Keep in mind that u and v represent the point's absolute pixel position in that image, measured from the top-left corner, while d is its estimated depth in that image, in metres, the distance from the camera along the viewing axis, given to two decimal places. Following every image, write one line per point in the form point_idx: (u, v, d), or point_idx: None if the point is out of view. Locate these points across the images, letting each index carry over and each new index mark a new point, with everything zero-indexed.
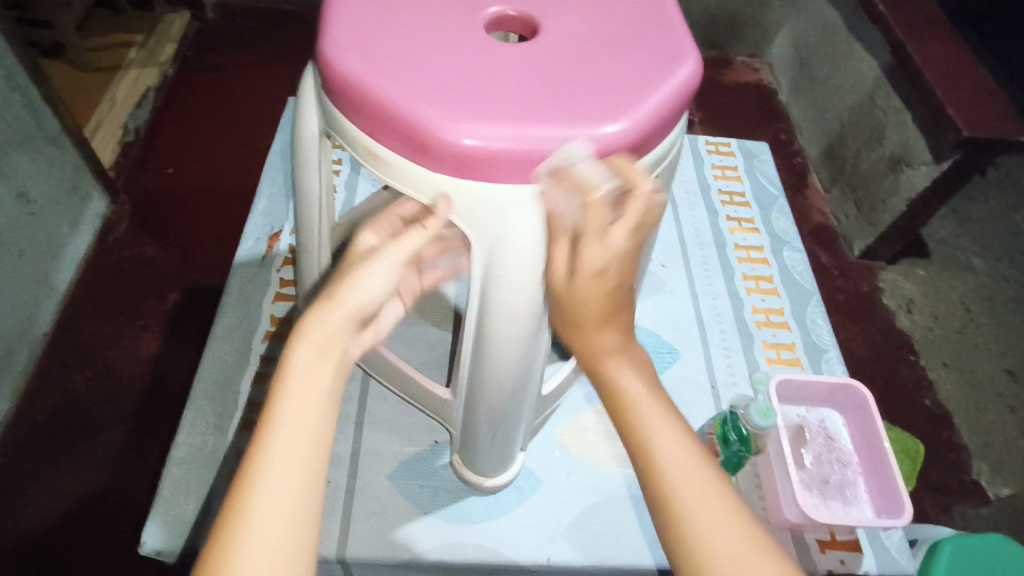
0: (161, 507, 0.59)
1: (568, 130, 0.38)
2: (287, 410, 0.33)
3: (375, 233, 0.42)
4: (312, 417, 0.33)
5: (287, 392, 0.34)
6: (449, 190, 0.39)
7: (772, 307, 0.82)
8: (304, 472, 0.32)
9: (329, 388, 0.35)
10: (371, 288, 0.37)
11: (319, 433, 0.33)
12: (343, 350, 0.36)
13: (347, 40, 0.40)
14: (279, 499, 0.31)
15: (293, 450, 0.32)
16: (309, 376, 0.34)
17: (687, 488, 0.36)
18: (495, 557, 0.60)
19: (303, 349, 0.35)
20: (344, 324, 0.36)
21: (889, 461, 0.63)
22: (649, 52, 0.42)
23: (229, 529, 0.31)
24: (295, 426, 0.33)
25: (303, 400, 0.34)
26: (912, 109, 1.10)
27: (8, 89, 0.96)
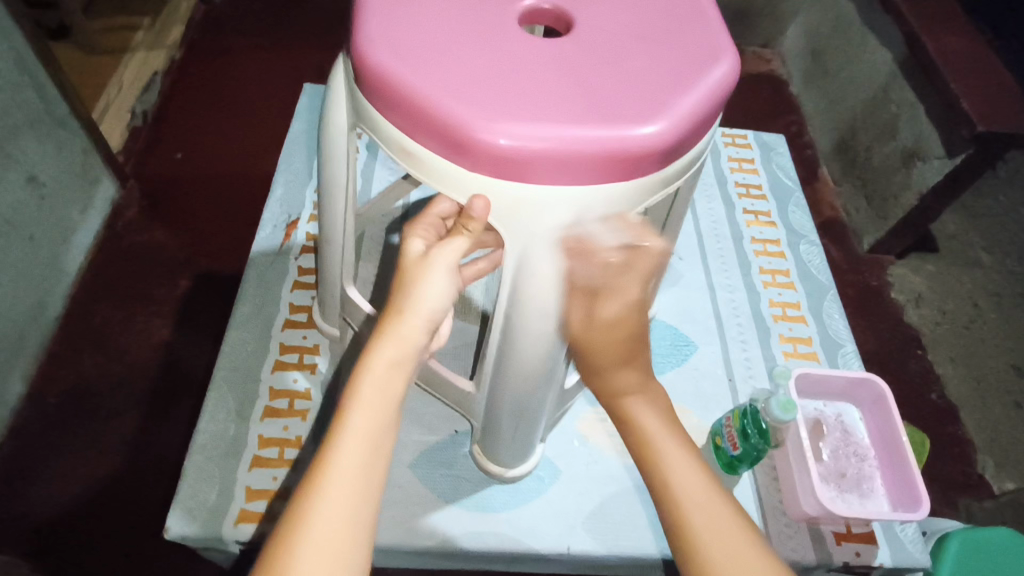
0: (184, 494, 0.59)
1: (605, 131, 0.37)
2: (354, 419, 0.38)
3: (421, 236, 0.46)
4: (380, 422, 0.39)
5: (359, 398, 0.39)
6: (484, 190, 0.39)
7: (788, 301, 0.82)
8: (365, 479, 0.37)
9: (394, 397, 0.40)
10: (434, 299, 0.42)
11: (383, 438, 0.39)
12: (409, 361, 0.41)
13: (380, 34, 0.39)
14: (341, 502, 0.35)
15: (356, 458, 0.37)
16: (376, 391, 0.39)
17: (704, 530, 0.37)
18: (516, 545, 0.61)
19: (377, 360, 0.40)
20: (414, 334, 0.41)
21: (907, 457, 0.63)
22: (686, 49, 0.41)
23: (294, 525, 0.34)
24: (363, 432, 0.38)
25: (373, 408, 0.39)
26: (924, 102, 1.10)
27: (19, 71, 0.96)
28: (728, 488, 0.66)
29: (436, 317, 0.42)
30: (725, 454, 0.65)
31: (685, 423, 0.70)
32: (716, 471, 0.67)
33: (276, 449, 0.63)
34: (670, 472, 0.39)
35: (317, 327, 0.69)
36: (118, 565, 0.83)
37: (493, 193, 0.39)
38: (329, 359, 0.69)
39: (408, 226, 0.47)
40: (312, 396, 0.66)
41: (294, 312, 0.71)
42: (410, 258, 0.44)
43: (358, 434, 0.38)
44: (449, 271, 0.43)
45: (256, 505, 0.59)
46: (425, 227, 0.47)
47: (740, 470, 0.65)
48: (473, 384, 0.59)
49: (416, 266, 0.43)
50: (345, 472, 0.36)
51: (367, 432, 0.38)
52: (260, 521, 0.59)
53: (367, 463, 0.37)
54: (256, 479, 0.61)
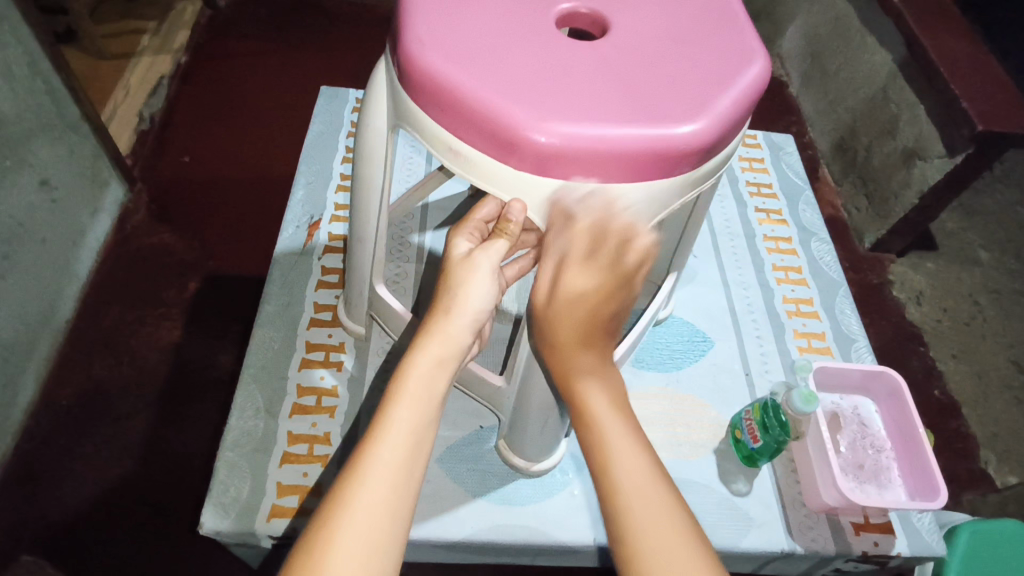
0: (216, 491, 0.60)
1: (649, 129, 0.38)
2: (400, 410, 0.40)
3: (466, 239, 0.48)
4: (423, 416, 0.40)
5: (404, 390, 0.41)
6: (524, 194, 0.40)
7: (802, 297, 0.83)
8: (404, 467, 0.38)
9: (437, 393, 0.42)
10: (478, 298, 0.45)
11: (424, 431, 0.40)
12: (452, 359, 0.43)
13: (427, 36, 0.40)
14: (381, 485, 0.37)
15: (398, 447, 0.38)
16: (420, 384, 0.41)
17: (640, 507, 0.37)
18: (543, 538, 0.62)
19: (422, 354, 0.42)
20: (458, 331, 0.44)
21: (924, 449, 0.64)
22: (719, 51, 0.42)
23: (339, 503, 0.36)
24: (407, 423, 0.39)
25: (416, 401, 0.40)
26: (923, 102, 1.11)
27: (32, 75, 0.97)
28: (748, 480, 0.67)
29: (480, 317, 0.45)
30: (745, 446, 0.67)
31: (704, 417, 0.72)
32: (736, 464, 0.68)
33: (305, 445, 0.64)
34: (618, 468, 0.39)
35: (343, 325, 0.71)
36: (134, 565, 0.84)
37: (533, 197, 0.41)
38: (355, 357, 0.70)
39: (452, 229, 0.49)
40: (339, 393, 0.67)
41: (319, 311, 0.72)
42: (454, 258, 0.47)
43: (401, 425, 0.39)
44: (490, 271, 0.45)
45: (287, 500, 0.60)
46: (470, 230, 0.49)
47: (760, 462, 0.67)
48: (503, 378, 0.60)
49: (460, 266, 0.45)
50: (388, 457, 0.38)
51: (409, 422, 0.40)
52: (292, 515, 0.60)
53: (408, 454, 0.38)
54: (286, 475, 0.62)
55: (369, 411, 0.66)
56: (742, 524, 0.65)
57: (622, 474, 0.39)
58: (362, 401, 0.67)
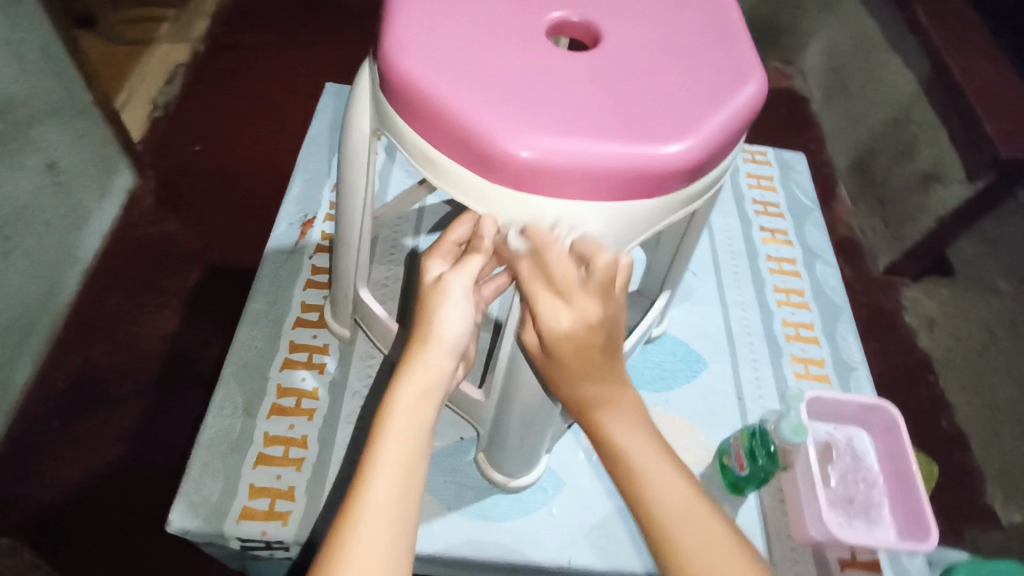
0: (187, 489, 0.59)
1: (634, 148, 0.37)
2: (386, 450, 0.38)
3: (440, 259, 0.45)
4: (412, 449, 0.38)
5: (389, 426, 0.39)
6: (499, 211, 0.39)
7: (802, 321, 0.81)
8: (396, 509, 0.36)
9: (425, 424, 0.40)
10: (456, 322, 0.42)
11: (415, 465, 0.38)
12: (436, 389, 0.41)
13: (408, 40, 0.39)
14: (375, 531, 0.35)
15: (389, 490, 0.37)
16: (405, 419, 0.39)
17: (688, 541, 0.36)
18: (518, 556, 0.60)
19: (406, 386, 0.40)
20: (440, 360, 0.42)
21: (918, 487, 0.62)
22: (714, 68, 0.41)
23: (332, 557, 0.35)
24: (395, 463, 0.38)
25: (403, 437, 0.39)
26: (947, 125, 1.09)
27: (45, 59, 0.97)
28: (733, 508, 0.65)
29: (458, 343, 0.42)
30: (731, 473, 0.65)
31: (692, 440, 0.69)
32: (722, 491, 0.66)
33: (281, 447, 0.63)
34: (648, 485, 0.38)
35: (329, 327, 0.70)
36: (117, 554, 0.83)
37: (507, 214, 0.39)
38: (338, 360, 0.69)
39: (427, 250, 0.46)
40: (319, 396, 0.66)
41: (305, 311, 0.71)
42: (428, 284, 0.44)
43: (389, 465, 0.38)
44: (464, 294, 0.43)
45: (258, 503, 0.59)
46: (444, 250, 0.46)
47: (746, 490, 0.65)
48: (482, 392, 0.58)
49: (433, 292, 0.43)
50: (379, 498, 0.36)
51: (398, 459, 0.38)
52: (262, 518, 0.59)
53: (400, 496, 0.37)
54: (260, 476, 0.61)
55: (349, 416, 0.65)
56: None
57: (657, 485, 0.38)
58: (343, 405, 0.66)
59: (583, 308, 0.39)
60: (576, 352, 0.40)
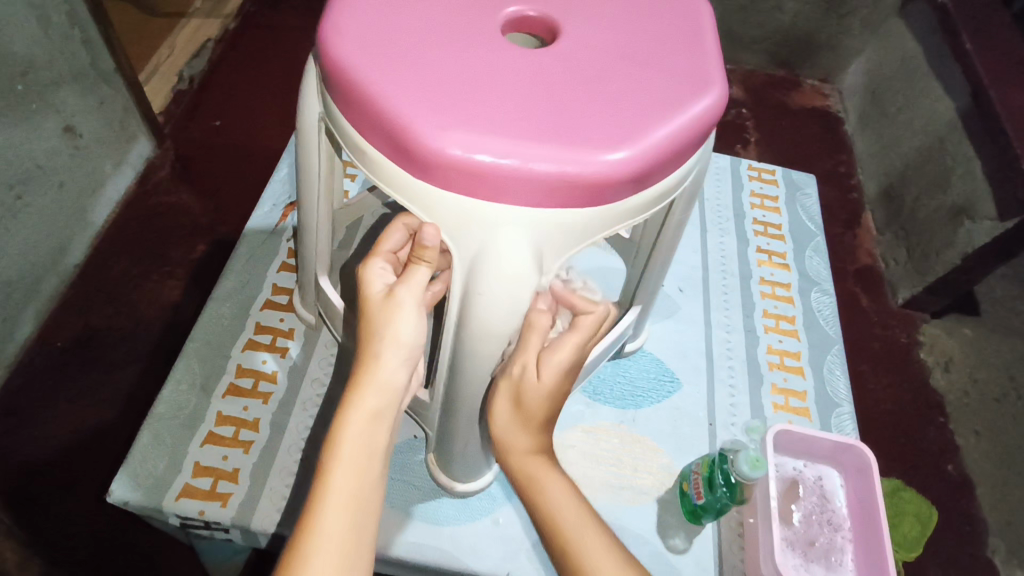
0: (134, 462, 0.59)
1: (567, 152, 0.35)
2: (338, 477, 0.39)
3: (381, 273, 0.46)
4: (364, 476, 0.40)
5: (341, 453, 0.40)
6: (425, 213, 0.37)
7: (788, 349, 0.78)
8: (350, 535, 0.38)
9: (378, 447, 0.41)
10: (408, 332, 0.43)
11: (369, 490, 0.40)
12: (389, 409, 0.43)
13: (348, 25, 0.37)
14: (328, 560, 0.37)
15: (342, 518, 0.38)
16: (359, 444, 0.41)
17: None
18: (455, 564, 0.59)
19: (357, 412, 0.41)
20: (391, 378, 0.43)
21: (882, 536, 0.58)
22: (670, 76, 0.38)
23: None
24: (348, 490, 0.39)
25: (354, 463, 0.40)
26: (983, 160, 1.04)
27: (70, 23, 0.99)
28: (688, 537, 0.63)
29: (411, 352, 0.44)
30: (689, 501, 0.62)
31: (653, 462, 0.67)
32: (678, 518, 0.64)
33: (232, 428, 0.62)
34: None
35: (296, 311, 0.69)
36: (98, 514, 0.84)
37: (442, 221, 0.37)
38: (302, 345, 0.68)
39: (363, 263, 0.46)
40: (277, 379, 0.66)
41: (275, 293, 0.71)
42: (374, 299, 0.44)
43: (342, 493, 0.39)
44: (416, 307, 0.44)
45: (200, 482, 0.59)
46: (381, 265, 0.46)
47: (703, 520, 0.62)
48: (429, 393, 0.57)
49: (382, 308, 0.43)
50: (332, 528, 0.38)
51: (350, 487, 0.39)
52: (204, 497, 0.58)
53: (352, 523, 0.38)
54: (206, 455, 0.60)
55: (304, 403, 0.64)
56: None
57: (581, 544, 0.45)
58: (300, 390, 0.65)
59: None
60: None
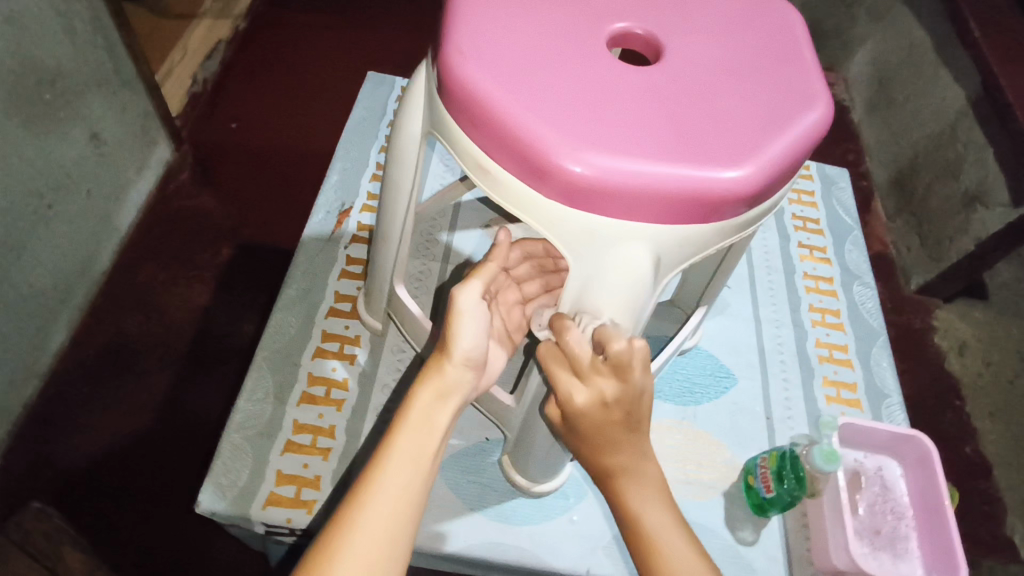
0: (216, 472, 0.60)
1: (692, 170, 0.36)
2: (402, 441, 0.41)
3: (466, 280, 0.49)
4: (424, 448, 0.42)
5: (406, 424, 0.42)
6: (545, 228, 0.38)
7: (836, 343, 0.80)
8: (405, 494, 0.40)
9: (439, 426, 0.43)
10: (468, 337, 0.45)
11: (425, 463, 0.41)
12: (454, 396, 0.44)
13: (471, 48, 0.38)
14: (382, 512, 0.38)
15: (400, 478, 0.40)
16: (423, 417, 0.43)
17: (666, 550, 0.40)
18: (536, 561, 0.60)
19: (425, 389, 0.44)
20: (457, 368, 0.45)
21: (947, 523, 0.61)
22: (779, 92, 0.40)
23: (339, 531, 0.38)
24: (409, 455, 0.41)
25: (418, 432, 0.42)
26: (993, 145, 1.06)
27: (93, 30, 0.98)
28: (756, 529, 0.65)
29: (472, 359, 0.45)
30: (757, 494, 0.64)
31: (717, 457, 0.69)
32: (745, 511, 0.66)
33: (309, 436, 0.63)
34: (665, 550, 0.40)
35: (361, 318, 0.70)
36: (141, 520, 0.85)
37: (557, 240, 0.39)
38: (369, 352, 0.69)
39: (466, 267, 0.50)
40: (348, 386, 0.67)
41: (338, 301, 0.72)
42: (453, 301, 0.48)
43: (404, 456, 0.41)
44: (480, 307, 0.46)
45: (284, 490, 0.60)
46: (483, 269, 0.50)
47: (770, 513, 0.64)
48: (513, 397, 0.59)
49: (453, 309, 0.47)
50: (388, 489, 0.39)
51: (412, 455, 0.41)
52: (286, 505, 0.59)
53: (409, 485, 0.40)
54: (287, 464, 0.62)
55: (376, 411, 0.66)
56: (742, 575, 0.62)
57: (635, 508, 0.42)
58: (371, 397, 0.66)
59: (597, 387, 0.40)
60: (596, 426, 0.41)
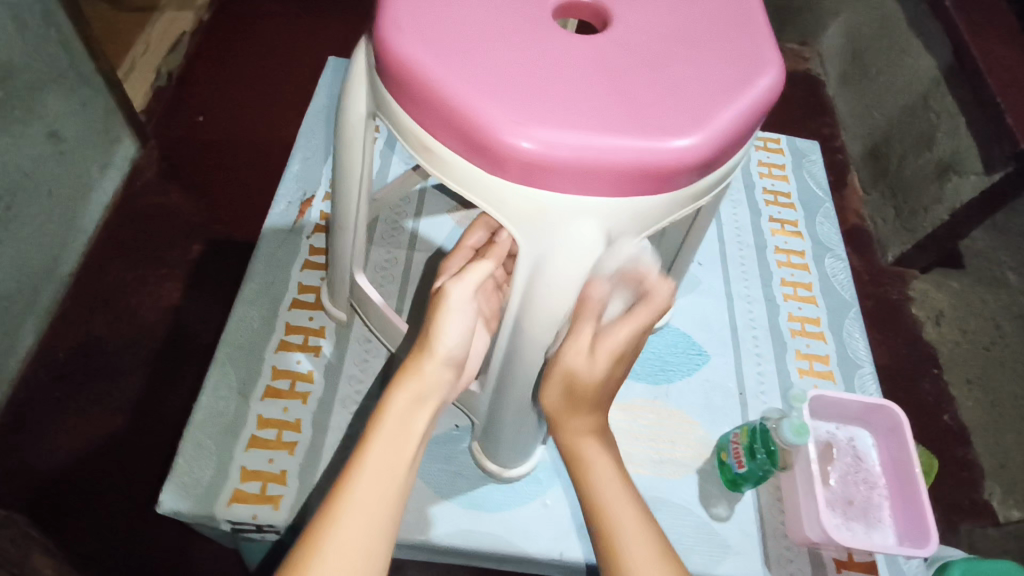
0: (178, 472, 0.58)
1: (640, 141, 0.35)
2: (380, 443, 0.41)
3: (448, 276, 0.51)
4: (401, 453, 0.41)
5: (383, 425, 0.42)
6: (491, 206, 0.37)
7: (808, 316, 0.79)
8: (384, 496, 0.39)
9: (417, 427, 0.43)
10: (453, 334, 0.46)
11: (402, 468, 0.41)
12: (432, 397, 0.45)
13: (407, 22, 0.37)
14: (361, 514, 0.38)
15: (377, 480, 0.40)
16: (401, 418, 0.43)
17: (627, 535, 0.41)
18: (509, 547, 0.60)
19: (403, 392, 0.44)
20: (437, 367, 0.45)
21: (919, 490, 0.61)
22: (729, 57, 0.39)
23: (318, 534, 0.37)
24: (386, 455, 0.41)
25: (395, 434, 0.42)
26: (966, 114, 1.05)
27: (45, 24, 0.95)
28: (730, 505, 0.64)
29: (453, 356, 0.46)
30: (730, 470, 0.64)
31: (690, 435, 0.69)
32: (719, 487, 0.65)
33: (274, 430, 0.62)
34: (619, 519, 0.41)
35: (325, 309, 0.69)
36: (115, 529, 0.81)
37: (503, 217, 0.37)
38: (334, 343, 0.68)
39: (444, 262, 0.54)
40: (314, 378, 0.65)
41: (302, 292, 0.70)
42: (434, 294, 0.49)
43: (380, 458, 0.41)
44: (467, 303, 0.47)
45: (250, 486, 0.59)
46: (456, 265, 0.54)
47: (743, 487, 0.64)
48: (479, 384, 0.58)
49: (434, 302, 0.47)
50: (366, 489, 0.39)
51: (389, 457, 0.41)
52: (253, 501, 0.58)
53: (388, 488, 0.40)
54: (252, 460, 0.60)
55: (343, 403, 0.64)
56: (718, 552, 0.62)
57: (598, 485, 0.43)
58: (337, 390, 0.65)
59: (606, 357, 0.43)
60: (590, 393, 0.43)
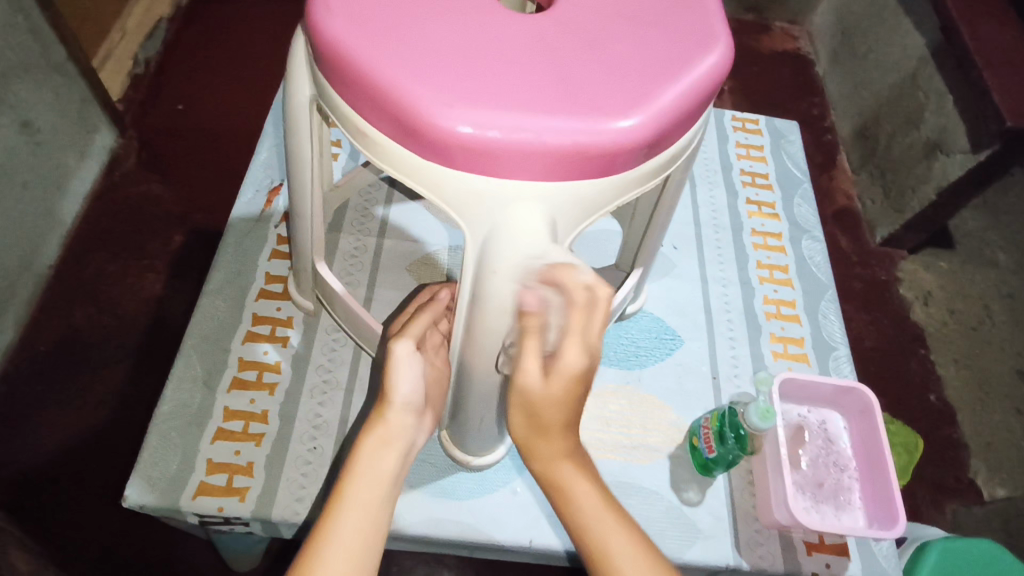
0: (144, 466, 0.58)
1: (579, 121, 0.34)
2: (354, 489, 0.41)
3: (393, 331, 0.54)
4: (374, 495, 0.41)
5: (356, 471, 0.42)
6: (431, 193, 0.37)
7: (784, 298, 0.79)
8: (361, 542, 0.39)
9: (389, 470, 0.43)
10: (407, 383, 0.46)
11: (379, 508, 0.41)
12: (400, 442, 0.44)
13: (343, 7, 0.36)
14: (340, 564, 0.38)
15: (354, 527, 0.39)
16: (373, 462, 0.43)
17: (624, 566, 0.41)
18: (479, 535, 0.59)
19: (368, 440, 0.44)
20: (403, 415, 0.45)
21: (888, 471, 0.61)
22: (673, 36, 0.38)
23: None
24: (360, 500, 0.41)
25: (369, 479, 0.42)
26: (953, 93, 1.03)
27: (12, 10, 0.91)
28: (701, 490, 0.64)
29: (412, 402, 0.46)
30: (700, 455, 0.64)
31: (663, 420, 0.68)
32: (689, 471, 0.65)
33: (241, 422, 0.61)
34: (611, 545, 0.41)
35: (292, 299, 0.68)
36: (99, 522, 0.80)
37: (445, 206, 0.37)
38: (302, 333, 0.67)
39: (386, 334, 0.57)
40: (281, 369, 0.65)
41: (269, 282, 0.70)
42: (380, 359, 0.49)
43: (355, 504, 0.40)
44: (411, 358, 0.47)
45: (216, 479, 0.58)
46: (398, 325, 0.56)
47: (715, 472, 0.64)
48: None
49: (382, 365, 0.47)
50: (343, 536, 0.39)
51: (364, 501, 0.41)
52: (219, 494, 0.58)
53: (364, 533, 0.39)
54: (218, 452, 0.60)
55: (310, 393, 0.64)
56: (688, 536, 0.62)
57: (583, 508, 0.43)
58: (306, 379, 0.65)
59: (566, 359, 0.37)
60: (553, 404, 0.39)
